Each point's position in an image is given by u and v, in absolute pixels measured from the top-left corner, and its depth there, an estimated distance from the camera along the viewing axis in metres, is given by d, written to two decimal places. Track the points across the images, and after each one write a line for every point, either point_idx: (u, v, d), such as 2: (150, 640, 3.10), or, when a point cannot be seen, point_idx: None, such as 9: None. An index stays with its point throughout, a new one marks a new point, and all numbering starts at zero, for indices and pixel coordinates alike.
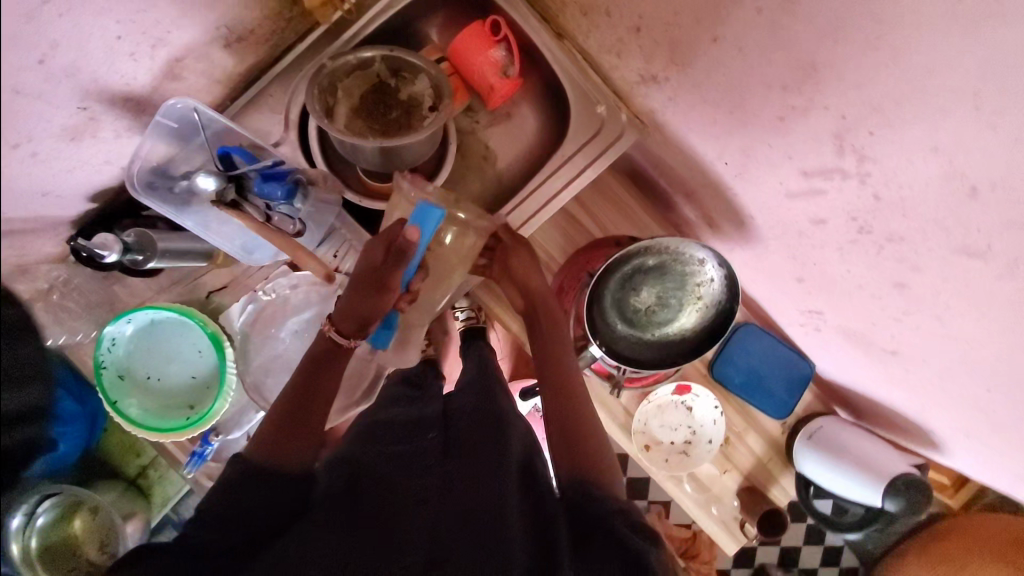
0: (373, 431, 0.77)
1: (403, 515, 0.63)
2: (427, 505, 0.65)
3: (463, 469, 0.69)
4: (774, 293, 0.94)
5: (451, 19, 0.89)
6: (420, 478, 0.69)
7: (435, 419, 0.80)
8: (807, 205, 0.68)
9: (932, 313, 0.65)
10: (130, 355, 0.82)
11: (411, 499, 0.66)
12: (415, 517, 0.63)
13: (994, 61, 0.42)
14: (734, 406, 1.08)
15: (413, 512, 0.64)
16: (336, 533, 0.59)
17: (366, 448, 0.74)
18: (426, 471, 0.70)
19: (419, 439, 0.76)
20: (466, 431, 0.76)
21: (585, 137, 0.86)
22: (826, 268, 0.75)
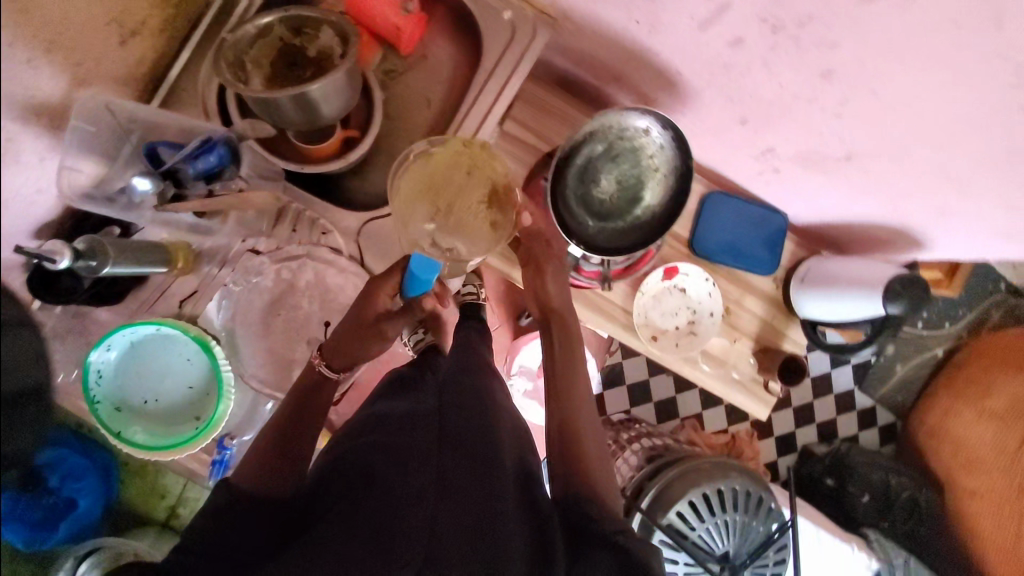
0: (367, 416, 0.79)
1: (403, 507, 0.66)
2: (425, 497, 0.68)
3: (461, 458, 0.72)
4: (725, 149, 0.96)
5: None
6: (416, 472, 0.70)
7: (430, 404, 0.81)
8: (721, 29, 0.70)
9: (864, 89, 0.67)
10: (120, 385, 0.80)
11: (411, 494, 0.67)
12: (416, 513, 0.65)
13: None
14: (724, 276, 1.09)
15: (413, 508, 0.66)
16: (340, 534, 0.63)
17: (366, 434, 0.75)
18: (426, 463, 0.71)
19: (416, 423, 0.77)
20: (459, 417, 0.77)
21: (500, 48, 0.87)
22: (758, 91, 0.77)
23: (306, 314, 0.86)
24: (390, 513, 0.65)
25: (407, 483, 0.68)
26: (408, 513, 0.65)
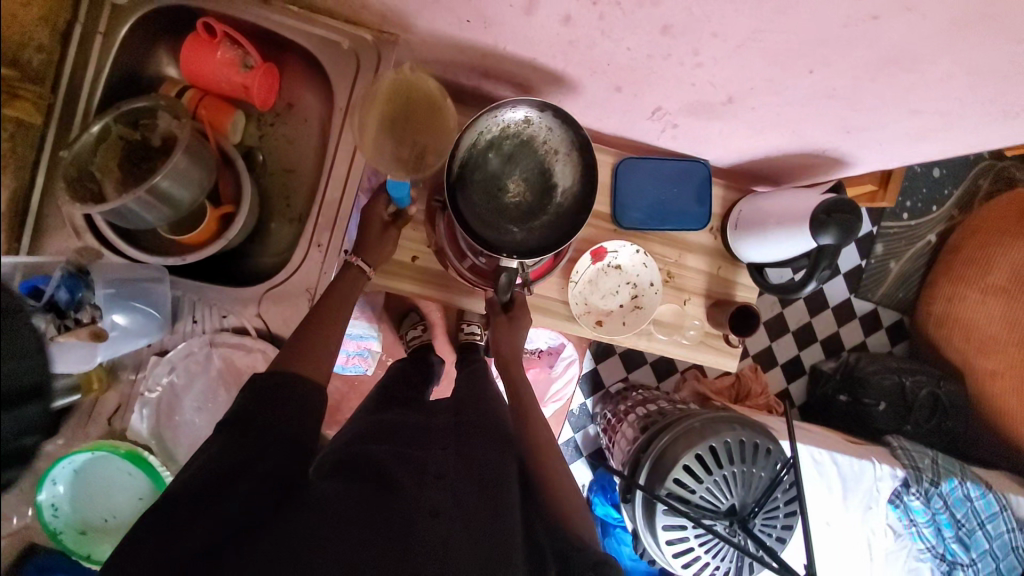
0: (379, 424, 0.84)
1: (416, 516, 0.69)
2: (439, 515, 0.71)
3: (473, 483, 0.76)
4: (617, 118, 0.90)
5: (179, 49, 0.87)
6: (434, 488, 0.74)
7: (449, 430, 0.86)
8: (543, 9, 0.64)
9: (708, 33, 0.62)
10: (71, 517, 0.82)
11: (426, 507, 0.71)
12: (429, 527, 0.69)
13: None
14: (658, 241, 1.05)
15: (427, 522, 0.69)
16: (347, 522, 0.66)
17: (379, 443, 0.79)
18: (443, 479, 0.76)
19: (427, 448, 0.81)
20: (477, 442, 0.82)
21: (350, 78, 0.83)
22: (613, 58, 0.71)
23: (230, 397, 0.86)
24: (400, 518, 0.68)
25: (426, 495, 0.73)
26: (418, 529, 0.68)
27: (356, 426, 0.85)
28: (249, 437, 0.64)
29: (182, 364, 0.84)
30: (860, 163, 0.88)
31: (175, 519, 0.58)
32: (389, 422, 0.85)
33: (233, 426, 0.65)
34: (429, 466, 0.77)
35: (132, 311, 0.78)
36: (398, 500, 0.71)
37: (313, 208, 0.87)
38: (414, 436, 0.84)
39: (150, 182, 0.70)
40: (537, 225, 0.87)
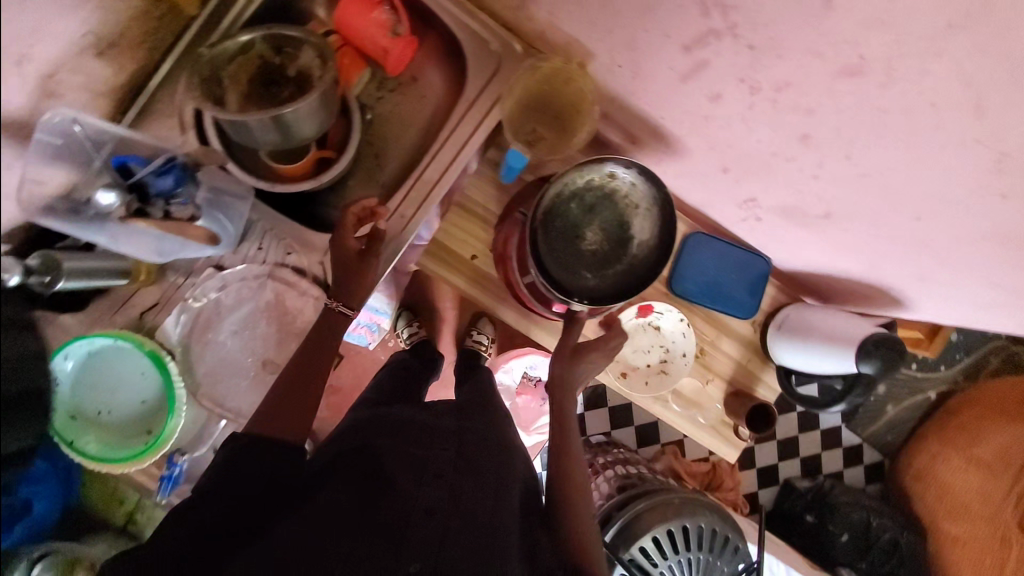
0: (377, 415, 0.82)
1: (413, 514, 0.66)
2: (434, 512, 0.67)
3: (472, 483, 0.73)
4: (710, 196, 0.93)
5: None
6: (434, 486, 0.71)
7: (451, 431, 0.82)
8: (699, 81, 0.67)
9: (842, 154, 0.65)
10: (73, 396, 0.80)
11: (422, 505, 0.68)
12: (423, 526, 0.66)
13: None
14: (700, 316, 1.06)
15: (420, 521, 0.66)
16: (353, 521, 0.64)
17: (383, 435, 0.77)
18: (442, 479, 0.72)
19: (432, 445, 0.77)
20: (477, 446, 0.80)
21: (486, 76, 0.86)
22: (738, 144, 0.75)
23: (265, 332, 0.85)
24: (394, 516, 0.65)
25: (418, 493, 0.69)
26: (414, 524, 0.66)
27: (359, 416, 0.83)
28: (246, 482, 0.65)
29: (233, 285, 0.83)
30: (918, 309, 0.92)
31: (188, 526, 0.61)
32: (395, 415, 0.82)
33: (223, 463, 0.67)
34: (428, 463, 0.74)
35: (215, 223, 0.78)
36: (392, 499, 0.67)
37: (407, 180, 0.88)
38: (419, 431, 0.80)
39: (277, 112, 0.71)
40: (609, 274, 0.90)
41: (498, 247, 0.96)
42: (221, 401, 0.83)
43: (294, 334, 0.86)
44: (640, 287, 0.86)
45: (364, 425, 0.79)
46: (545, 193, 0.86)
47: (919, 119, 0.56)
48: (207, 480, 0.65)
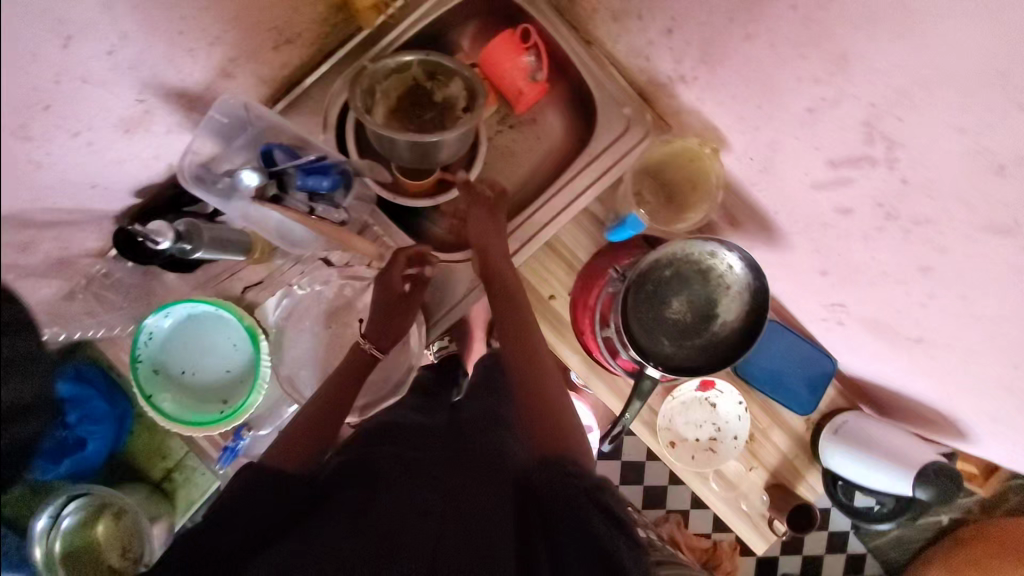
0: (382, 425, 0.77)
1: (408, 514, 0.62)
2: (429, 512, 0.63)
3: (467, 477, 0.68)
4: (797, 291, 0.95)
5: (479, 30, 0.93)
6: (429, 488, 0.67)
7: (447, 426, 0.79)
8: (833, 193, 0.70)
9: (958, 293, 0.66)
10: (164, 350, 0.83)
11: (416, 504, 0.64)
12: (417, 526, 0.61)
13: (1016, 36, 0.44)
14: (758, 402, 1.08)
15: (415, 521, 0.61)
16: (347, 533, 0.59)
17: (380, 442, 0.73)
18: (432, 478, 0.68)
19: (431, 445, 0.75)
20: (475, 434, 0.76)
21: (613, 136, 0.90)
22: (850, 255, 0.77)
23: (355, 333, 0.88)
24: (394, 518, 0.61)
25: (412, 497, 0.65)
26: (411, 525, 0.61)
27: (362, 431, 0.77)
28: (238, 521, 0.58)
29: (337, 282, 0.87)
30: (979, 447, 0.93)
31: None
32: (404, 423, 0.78)
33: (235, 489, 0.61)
34: (422, 463, 0.71)
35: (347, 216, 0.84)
36: (388, 501, 0.64)
37: (517, 216, 0.93)
38: (415, 431, 0.77)
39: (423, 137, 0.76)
40: (689, 347, 0.91)
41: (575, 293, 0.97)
42: (297, 387, 0.85)
43: None
44: (718, 367, 0.87)
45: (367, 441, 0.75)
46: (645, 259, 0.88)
47: None
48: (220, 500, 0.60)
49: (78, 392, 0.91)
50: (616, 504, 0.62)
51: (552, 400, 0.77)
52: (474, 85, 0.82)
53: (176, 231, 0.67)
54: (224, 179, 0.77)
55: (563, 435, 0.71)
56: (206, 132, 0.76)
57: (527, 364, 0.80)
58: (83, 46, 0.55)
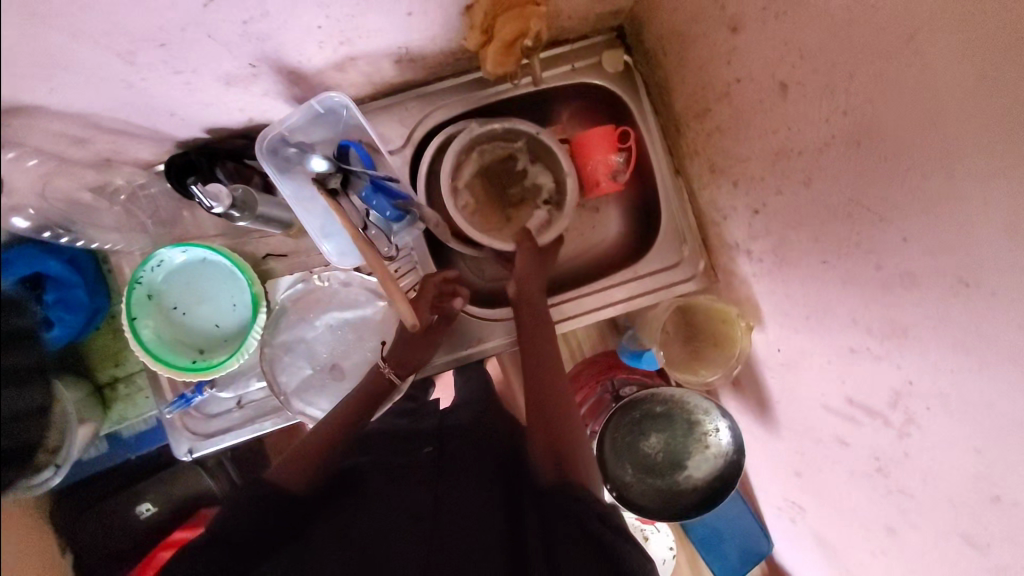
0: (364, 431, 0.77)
1: (400, 534, 0.64)
2: (417, 520, 0.66)
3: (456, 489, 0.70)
4: (767, 473, 0.96)
5: (581, 112, 0.94)
6: (413, 492, 0.69)
7: (431, 434, 0.79)
8: (839, 424, 0.71)
9: (908, 568, 0.66)
10: (168, 280, 0.82)
11: (407, 511, 0.67)
12: (404, 547, 0.63)
13: None
14: (685, 553, 1.09)
15: (403, 537, 0.64)
16: (343, 547, 0.62)
17: (366, 450, 0.74)
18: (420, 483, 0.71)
19: (413, 452, 0.75)
20: (458, 458, 0.74)
21: (661, 265, 0.92)
22: (829, 479, 0.78)
23: (349, 341, 0.88)
24: (382, 529, 0.64)
25: (405, 498, 0.68)
26: (398, 546, 0.63)
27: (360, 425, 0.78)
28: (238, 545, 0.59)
29: (357, 287, 0.87)
30: None
31: None
32: (387, 427, 0.78)
33: (245, 508, 0.62)
34: (407, 471, 0.72)
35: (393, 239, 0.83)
36: (381, 503, 0.67)
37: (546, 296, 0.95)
38: (398, 439, 0.76)
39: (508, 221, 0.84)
40: (649, 486, 0.90)
41: (574, 372, 1.01)
42: (275, 370, 0.85)
43: (367, 355, 0.87)
44: (665, 518, 0.87)
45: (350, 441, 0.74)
46: (644, 391, 0.89)
47: None
48: (225, 522, 0.61)
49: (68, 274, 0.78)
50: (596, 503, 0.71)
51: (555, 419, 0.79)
52: (565, 188, 0.90)
53: (232, 200, 0.70)
54: (292, 151, 0.78)
55: (572, 433, 0.78)
56: (300, 117, 0.77)
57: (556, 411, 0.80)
58: (223, 12, 0.56)
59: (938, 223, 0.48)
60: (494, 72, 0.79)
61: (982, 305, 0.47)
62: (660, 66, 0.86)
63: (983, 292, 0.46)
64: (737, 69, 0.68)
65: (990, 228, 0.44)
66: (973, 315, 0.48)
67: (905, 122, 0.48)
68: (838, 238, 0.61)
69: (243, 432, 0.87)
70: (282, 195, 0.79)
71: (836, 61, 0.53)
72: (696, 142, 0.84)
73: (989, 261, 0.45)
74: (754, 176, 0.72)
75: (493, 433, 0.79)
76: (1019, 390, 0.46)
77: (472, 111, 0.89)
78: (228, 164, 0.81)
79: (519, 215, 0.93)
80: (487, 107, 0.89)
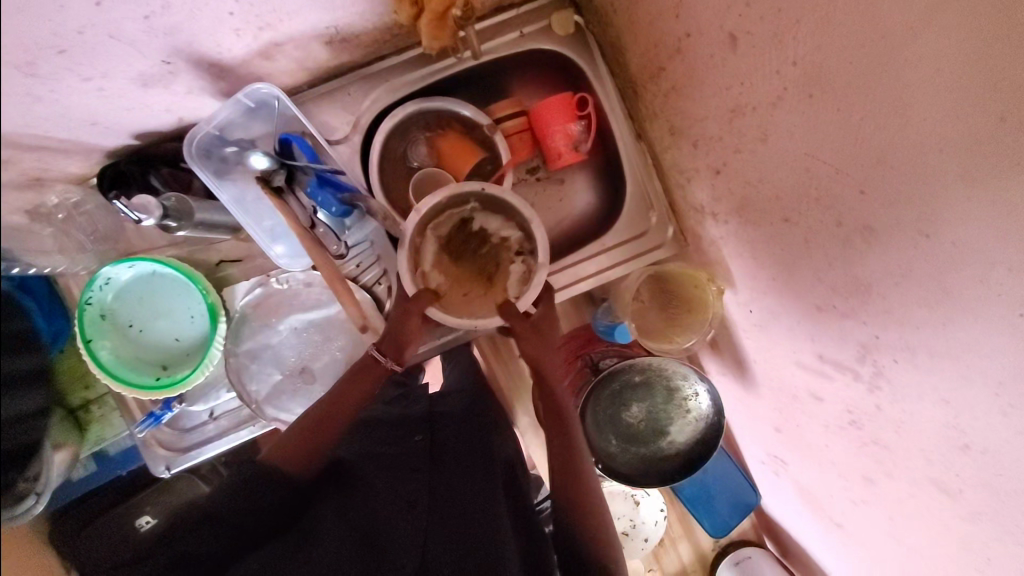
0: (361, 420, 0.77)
1: (399, 513, 0.61)
2: (416, 506, 0.63)
3: (448, 472, 0.71)
4: (749, 431, 0.97)
5: (533, 80, 0.88)
6: (408, 480, 0.67)
7: (421, 421, 0.81)
8: (812, 380, 0.71)
9: (886, 513, 0.68)
10: (119, 297, 0.80)
11: (406, 497, 0.64)
12: (404, 522, 0.60)
13: (1015, 357, 0.43)
14: (676, 513, 1.11)
15: (404, 515, 0.61)
16: (341, 522, 0.59)
17: (356, 438, 0.73)
18: (416, 472, 0.69)
19: (404, 441, 0.75)
20: (452, 440, 0.77)
21: (628, 234, 0.90)
22: (807, 434, 0.78)
23: (317, 343, 0.86)
24: (383, 509, 0.61)
25: (402, 487, 0.65)
26: (399, 525, 0.60)
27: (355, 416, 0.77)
28: (236, 522, 0.56)
29: (318, 287, 0.84)
30: None
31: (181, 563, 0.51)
32: (379, 414, 0.80)
33: (237, 493, 0.59)
34: (402, 458, 0.71)
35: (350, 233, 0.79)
36: (379, 485, 0.64)
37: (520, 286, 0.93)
38: (390, 429, 0.77)
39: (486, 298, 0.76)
40: (633, 454, 0.91)
41: None
42: (242, 379, 0.83)
43: (337, 354, 0.85)
44: (650, 485, 0.88)
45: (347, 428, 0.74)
46: (620, 364, 0.88)
47: (959, 556, 0.59)
48: (216, 506, 0.58)
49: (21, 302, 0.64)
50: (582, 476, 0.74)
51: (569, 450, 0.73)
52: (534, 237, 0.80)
53: (163, 210, 0.66)
54: (229, 150, 0.75)
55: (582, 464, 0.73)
56: (231, 113, 0.73)
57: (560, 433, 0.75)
58: (119, 7, 0.51)
59: (892, 173, 0.46)
60: (431, 47, 0.73)
61: (941, 256, 0.45)
62: (610, 24, 0.82)
63: (942, 242, 0.45)
64: (686, 23, 0.64)
65: (945, 176, 0.42)
66: (932, 266, 0.46)
67: (853, 68, 0.45)
68: (796, 195, 0.58)
69: (219, 443, 0.86)
70: (221, 199, 0.75)
71: (781, 5, 0.50)
72: (654, 104, 0.81)
73: (945, 210, 0.43)
74: (711, 135, 0.69)
75: (483, 420, 0.82)
76: (982, 338, 0.45)
77: (417, 90, 0.84)
78: (161, 169, 0.77)
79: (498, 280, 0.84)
80: (433, 84, 0.85)
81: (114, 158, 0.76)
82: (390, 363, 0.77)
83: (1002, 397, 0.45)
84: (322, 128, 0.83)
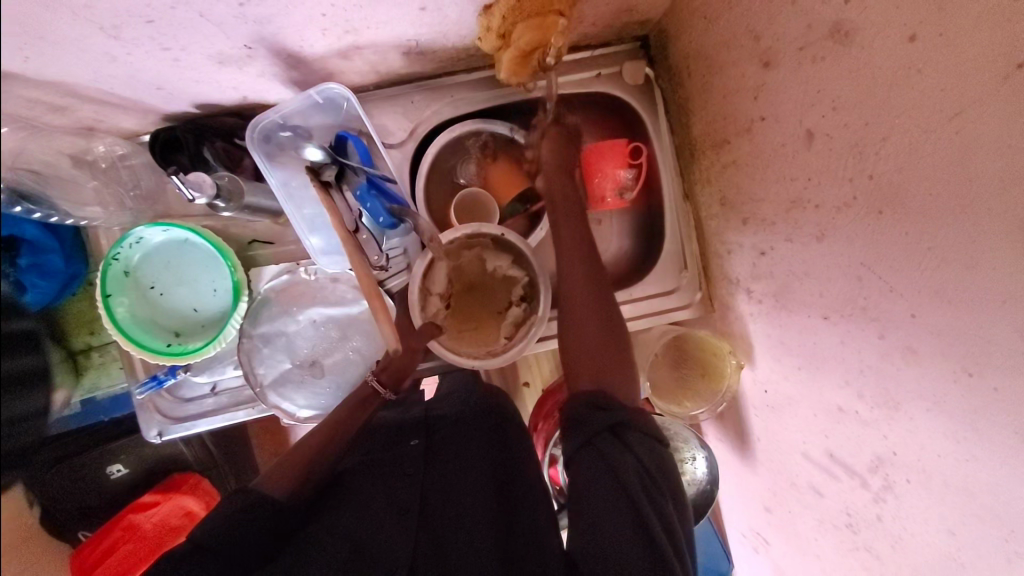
0: (360, 431, 0.75)
1: (386, 523, 0.61)
2: (408, 514, 0.63)
3: (448, 475, 0.69)
4: (737, 503, 0.96)
5: (592, 121, 0.89)
6: (401, 486, 0.66)
7: (419, 424, 0.78)
8: (817, 474, 0.70)
9: None
10: (146, 258, 0.79)
11: (397, 505, 0.64)
12: (396, 532, 0.60)
13: None
14: None
15: (394, 523, 0.61)
16: (339, 540, 0.58)
17: (356, 454, 0.72)
18: (410, 477, 0.68)
19: (401, 445, 0.73)
20: (449, 442, 0.75)
21: (658, 288, 0.89)
22: (797, 520, 0.78)
23: (331, 339, 0.86)
24: (373, 528, 0.60)
25: (392, 495, 0.65)
26: (393, 533, 0.60)
27: (365, 431, 0.75)
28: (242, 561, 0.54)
29: (344, 285, 0.85)
30: None
31: None
32: (379, 422, 0.77)
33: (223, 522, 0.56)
34: (398, 464, 0.69)
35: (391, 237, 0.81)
36: (375, 496, 0.64)
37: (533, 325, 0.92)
38: (389, 433, 0.75)
39: (508, 354, 0.77)
40: None
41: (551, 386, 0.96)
42: (251, 362, 0.82)
43: (350, 354, 0.85)
44: None
45: (354, 438, 0.73)
46: None
47: None
48: (197, 525, 0.55)
49: (41, 237, 0.68)
50: (642, 428, 0.61)
51: (593, 351, 0.69)
52: (540, 285, 0.79)
53: (216, 190, 0.68)
54: (286, 136, 0.76)
55: (611, 362, 0.69)
56: (299, 104, 0.74)
57: (597, 323, 0.71)
58: None
59: (947, 306, 0.47)
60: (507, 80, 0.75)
61: (981, 397, 0.46)
62: (682, 84, 0.83)
63: (986, 383, 0.45)
64: (764, 107, 0.65)
65: (1007, 328, 0.42)
66: (970, 404, 0.47)
67: (932, 198, 0.46)
68: (842, 297, 0.59)
69: (215, 419, 0.86)
70: (268, 183, 0.77)
71: (870, 120, 0.50)
72: (709, 171, 0.81)
73: (995, 356, 0.43)
74: (764, 217, 0.69)
75: (495, 427, 0.77)
76: (1009, 485, 0.45)
77: (479, 111, 0.85)
78: (215, 141, 0.77)
79: (494, 320, 0.81)
80: (494, 108, 0.85)
81: (170, 121, 0.76)
82: (388, 393, 0.76)
83: (1009, 544, 0.46)
84: (379, 129, 0.83)
